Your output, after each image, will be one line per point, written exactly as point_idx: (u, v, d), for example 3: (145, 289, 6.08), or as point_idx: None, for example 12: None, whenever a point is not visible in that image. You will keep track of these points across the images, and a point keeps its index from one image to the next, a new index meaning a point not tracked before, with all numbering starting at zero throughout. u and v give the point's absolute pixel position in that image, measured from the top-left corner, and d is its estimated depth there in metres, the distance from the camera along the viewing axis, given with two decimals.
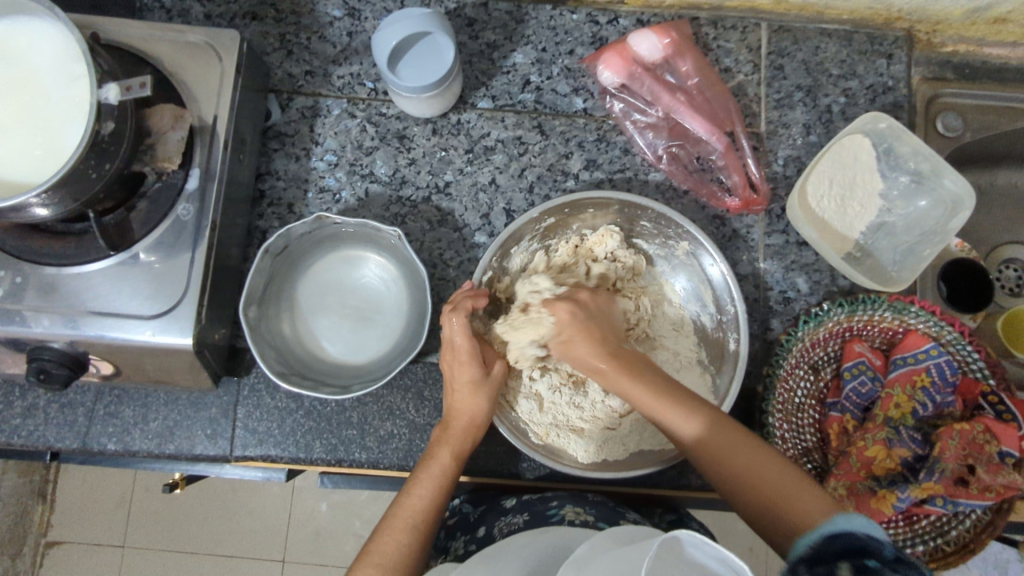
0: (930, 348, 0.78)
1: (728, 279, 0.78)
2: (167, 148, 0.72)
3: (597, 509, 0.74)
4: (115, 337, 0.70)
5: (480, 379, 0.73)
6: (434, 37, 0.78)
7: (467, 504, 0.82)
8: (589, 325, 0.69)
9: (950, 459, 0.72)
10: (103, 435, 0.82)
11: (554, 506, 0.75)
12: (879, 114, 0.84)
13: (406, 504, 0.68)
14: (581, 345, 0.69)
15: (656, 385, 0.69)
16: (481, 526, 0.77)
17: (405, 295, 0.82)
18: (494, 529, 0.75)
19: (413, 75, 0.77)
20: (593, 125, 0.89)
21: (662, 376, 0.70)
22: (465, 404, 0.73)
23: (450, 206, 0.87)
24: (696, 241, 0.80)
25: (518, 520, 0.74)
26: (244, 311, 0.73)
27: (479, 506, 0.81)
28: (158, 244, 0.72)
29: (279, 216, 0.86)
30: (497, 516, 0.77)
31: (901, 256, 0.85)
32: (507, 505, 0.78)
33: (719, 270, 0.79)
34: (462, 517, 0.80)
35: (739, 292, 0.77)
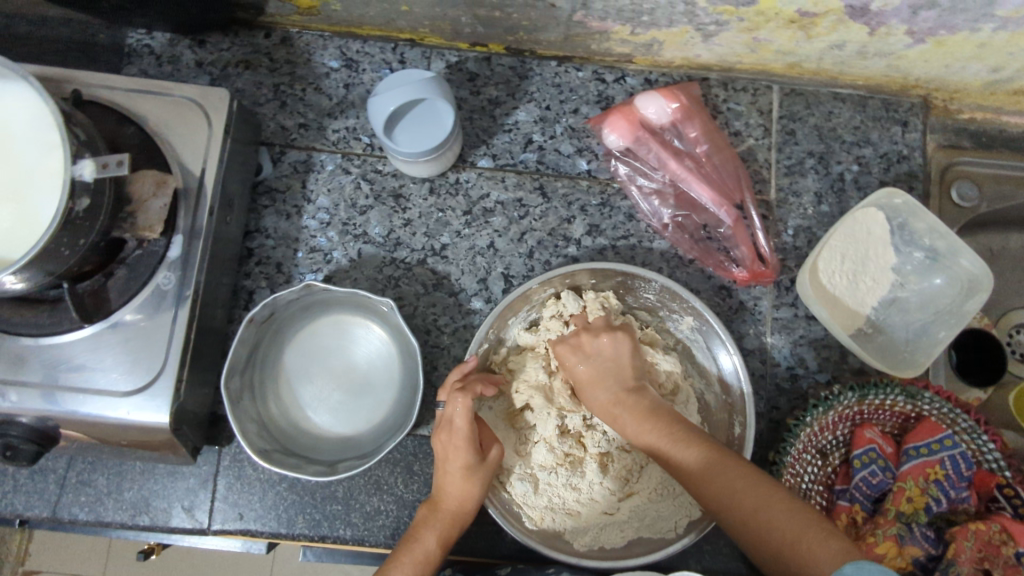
0: (944, 439, 0.74)
1: (738, 367, 0.74)
2: (148, 216, 0.68)
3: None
4: (87, 413, 0.66)
5: (474, 464, 0.69)
6: (433, 103, 0.74)
7: (457, 574, 0.76)
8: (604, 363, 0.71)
9: (966, 562, 0.68)
10: (74, 505, 0.78)
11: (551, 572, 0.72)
12: (893, 189, 0.80)
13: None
14: (594, 386, 0.71)
15: (663, 424, 0.67)
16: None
17: (397, 365, 0.79)
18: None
19: (410, 141, 0.74)
20: (597, 189, 0.85)
21: (675, 421, 0.67)
22: (455, 489, 0.70)
23: (446, 269, 0.83)
24: (705, 321, 0.76)
25: None
26: (224, 384, 0.69)
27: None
28: (136, 314, 0.68)
29: (267, 276, 0.83)
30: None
31: (914, 335, 0.81)
32: (500, 573, 0.74)
33: (730, 358, 0.75)
34: None
35: (748, 379, 0.73)
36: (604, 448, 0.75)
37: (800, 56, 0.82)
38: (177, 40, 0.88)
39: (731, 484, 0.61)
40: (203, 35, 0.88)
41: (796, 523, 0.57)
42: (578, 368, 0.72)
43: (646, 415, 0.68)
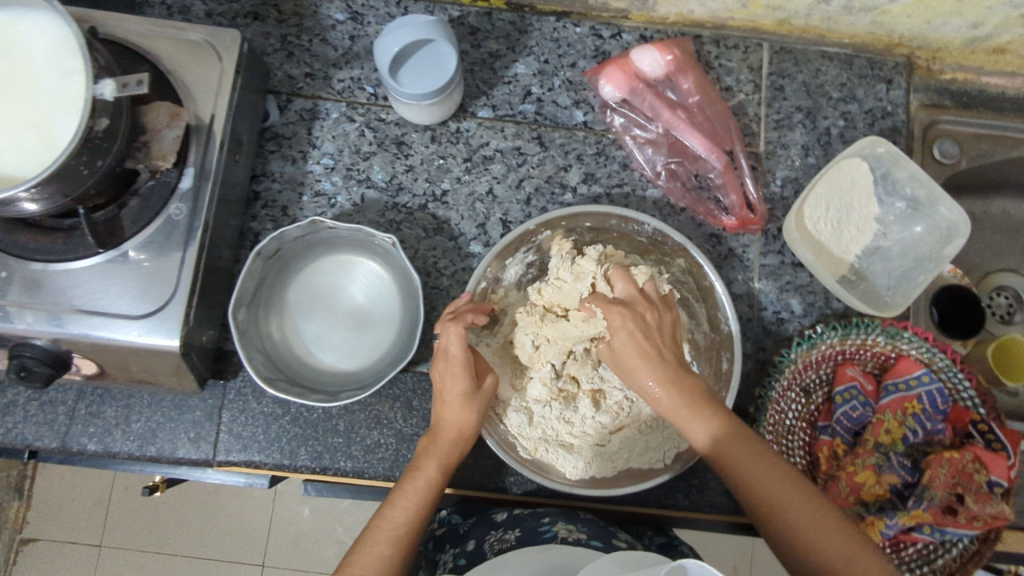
0: (921, 375, 0.78)
1: (724, 300, 0.78)
2: (162, 146, 0.70)
3: (589, 526, 0.75)
4: (100, 336, 0.69)
5: (471, 391, 0.72)
6: (436, 46, 0.77)
7: (455, 516, 0.81)
8: (645, 336, 0.69)
9: (939, 487, 0.72)
10: (83, 435, 0.80)
11: (546, 522, 0.75)
12: (877, 138, 0.84)
13: (389, 517, 0.66)
14: (632, 354, 0.69)
15: (689, 396, 0.67)
16: (471, 539, 0.75)
17: (397, 305, 0.82)
18: (485, 542, 0.74)
19: (413, 82, 0.76)
20: (592, 139, 0.88)
21: (696, 389, 0.68)
22: (454, 416, 0.72)
23: (446, 214, 0.86)
24: (694, 261, 0.80)
25: (509, 536, 0.73)
26: (232, 315, 0.72)
27: (467, 518, 0.80)
28: (148, 243, 0.71)
29: (273, 218, 0.85)
30: (488, 529, 0.76)
31: (895, 281, 0.85)
32: (497, 518, 0.78)
33: (716, 291, 0.79)
34: (451, 529, 0.79)
35: (734, 313, 0.78)
36: (596, 383, 0.78)
37: (788, 11, 0.86)
38: None
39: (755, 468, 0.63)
40: None
41: (813, 514, 0.60)
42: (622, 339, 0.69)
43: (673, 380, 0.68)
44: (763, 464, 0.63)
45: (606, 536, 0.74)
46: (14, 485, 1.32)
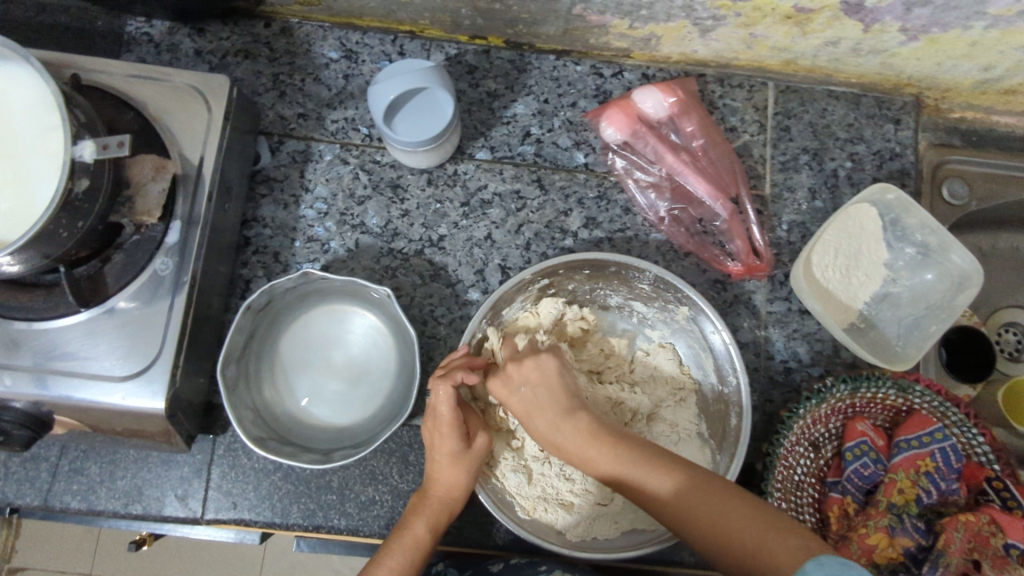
0: (935, 432, 0.75)
1: (732, 350, 0.75)
2: (146, 201, 0.68)
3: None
4: (82, 398, 0.66)
5: (461, 450, 0.70)
6: (432, 92, 0.74)
7: (450, 569, 0.76)
8: (553, 390, 0.68)
9: (955, 553, 0.69)
10: (66, 493, 0.77)
11: (542, 570, 0.72)
12: (886, 184, 0.81)
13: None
14: (540, 413, 0.67)
15: (608, 439, 0.65)
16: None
17: (391, 357, 0.79)
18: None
19: (410, 128, 0.74)
20: (594, 181, 0.86)
21: (615, 439, 0.65)
22: (446, 478, 0.70)
23: (443, 260, 0.84)
24: (699, 309, 0.76)
25: None
26: (221, 372, 0.69)
27: (465, 570, 0.75)
28: (133, 300, 0.68)
29: (264, 264, 0.83)
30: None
31: (906, 330, 0.82)
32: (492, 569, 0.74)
33: (723, 339, 0.76)
34: None
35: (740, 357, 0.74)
36: None
37: (795, 52, 0.83)
38: (176, 29, 0.87)
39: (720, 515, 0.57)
40: (203, 24, 0.88)
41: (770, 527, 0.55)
42: (518, 403, 0.68)
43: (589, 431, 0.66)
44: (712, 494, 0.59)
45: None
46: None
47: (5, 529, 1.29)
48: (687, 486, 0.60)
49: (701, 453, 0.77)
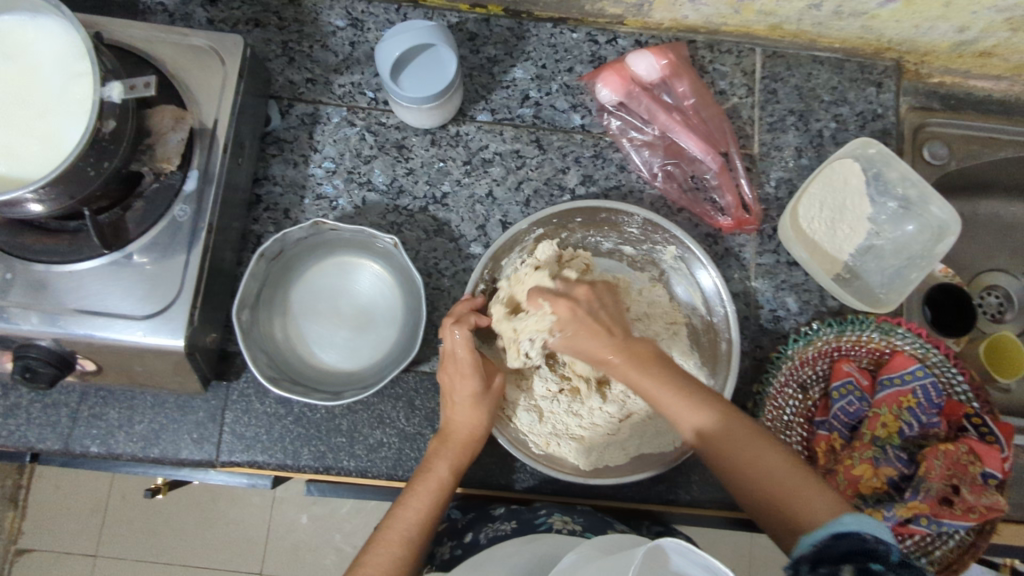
0: (915, 369, 0.79)
1: (720, 286, 0.80)
2: (166, 148, 0.72)
3: (584, 518, 0.76)
4: (104, 337, 0.69)
5: (481, 392, 0.74)
6: (435, 51, 0.78)
7: (455, 510, 0.81)
8: (590, 318, 0.68)
9: (935, 479, 0.73)
10: (86, 437, 0.80)
11: (542, 514, 0.76)
12: (868, 139, 0.86)
13: (400, 519, 0.67)
14: (588, 340, 0.68)
15: (644, 358, 0.68)
16: (469, 531, 0.77)
17: (398, 305, 0.83)
18: (482, 535, 0.75)
19: (414, 86, 0.78)
20: (590, 142, 0.90)
21: (677, 377, 0.68)
22: (462, 419, 0.73)
23: (447, 216, 0.87)
24: (687, 249, 0.82)
25: (506, 527, 0.75)
26: (236, 315, 0.73)
27: (467, 512, 0.80)
28: (153, 245, 0.72)
29: (275, 221, 0.86)
30: (485, 522, 0.77)
31: (889, 278, 0.86)
32: (496, 512, 0.79)
33: (712, 278, 0.81)
34: (450, 523, 0.79)
35: (727, 291, 0.80)
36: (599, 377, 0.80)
37: (781, 16, 0.87)
38: None
39: (762, 459, 0.63)
40: None
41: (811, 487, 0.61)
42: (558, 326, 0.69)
43: (647, 362, 0.68)
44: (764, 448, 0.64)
45: (601, 528, 0.75)
46: (9, 497, 1.31)
47: (14, 501, 1.31)
48: (730, 427, 0.65)
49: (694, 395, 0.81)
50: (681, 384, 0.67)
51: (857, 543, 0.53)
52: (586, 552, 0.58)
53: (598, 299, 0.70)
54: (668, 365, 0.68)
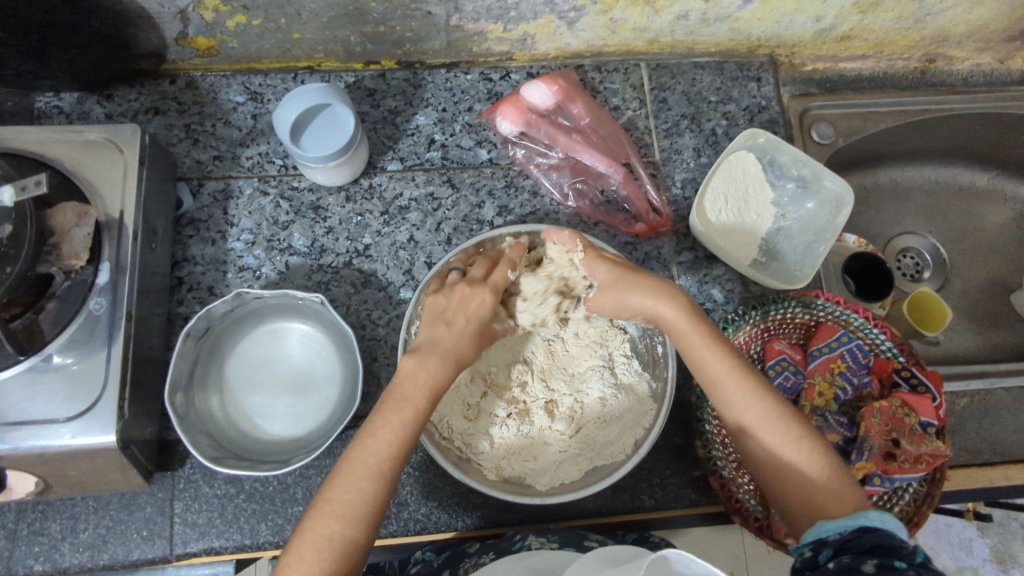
0: (841, 336, 0.83)
1: None
2: (73, 245, 0.72)
3: (561, 535, 0.76)
4: (31, 446, 0.67)
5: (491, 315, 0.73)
6: (332, 110, 0.81)
7: (428, 552, 0.78)
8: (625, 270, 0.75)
9: (875, 437, 0.76)
10: (28, 556, 0.77)
11: (518, 541, 0.75)
12: (755, 130, 0.91)
13: (322, 523, 0.59)
14: (626, 292, 0.73)
15: (690, 321, 0.70)
16: (444, 570, 0.74)
17: (337, 363, 0.82)
18: (460, 569, 0.72)
19: (316, 146, 0.80)
20: (500, 173, 0.93)
21: (721, 347, 0.69)
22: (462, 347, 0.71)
23: (372, 267, 0.88)
24: None
25: (486, 559, 0.73)
26: (168, 400, 0.72)
27: (442, 552, 0.78)
28: (71, 344, 0.70)
29: (200, 300, 0.86)
30: (463, 558, 0.75)
31: (802, 255, 0.91)
32: (469, 548, 0.77)
33: None
34: (425, 564, 0.76)
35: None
36: (545, 396, 0.81)
37: (655, 31, 0.94)
38: (83, 97, 0.91)
39: (780, 439, 0.66)
40: (109, 89, 0.92)
41: (816, 469, 0.65)
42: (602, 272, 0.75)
43: (697, 327, 0.70)
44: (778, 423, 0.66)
45: (578, 539, 0.75)
46: None
47: None
48: (753, 400, 0.66)
49: (640, 400, 0.82)
50: (725, 350, 0.69)
51: (883, 539, 0.56)
52: (587, 563, 0.59)
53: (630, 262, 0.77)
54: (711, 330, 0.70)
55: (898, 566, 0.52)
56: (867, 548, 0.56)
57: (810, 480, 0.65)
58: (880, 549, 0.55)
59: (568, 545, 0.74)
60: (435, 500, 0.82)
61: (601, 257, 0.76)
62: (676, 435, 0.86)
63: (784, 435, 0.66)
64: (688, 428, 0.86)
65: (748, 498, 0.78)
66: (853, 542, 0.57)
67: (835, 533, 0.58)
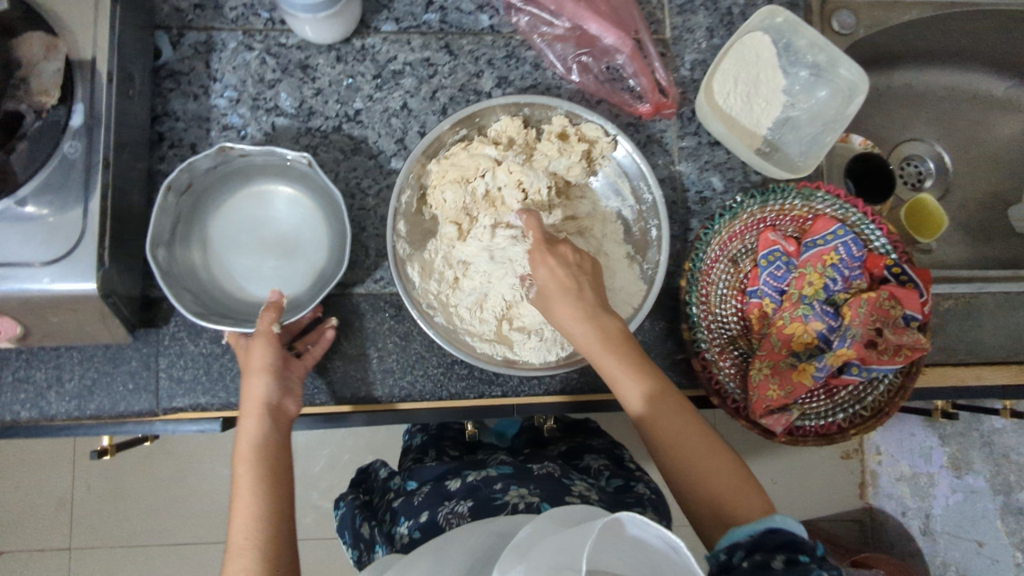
0: (837, 229, 0.81)
1: (637, 158, 0.81)
2: (42, 80, 0.68)
3: (541, 488, 0.80)
4: (10, 288, 0.66)
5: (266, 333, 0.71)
6: None
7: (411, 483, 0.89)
8: (566, 274, 0.70)
9: (859, 326, 0.76)
10: (14, 403, 0.77)
11: (499, 488, 0.80)
12: (775, 8, 0.86)
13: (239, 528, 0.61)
14: (557, 297, 0.70)
15: (607, 335, 0.69)
16: (425, 510, 0.81)
17: (325, 230, 0.81)
18: (439, 515, 0.79)
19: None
20: (501, 42, 0.88)
21: (636, 357, 0.68)
22: (257, 355, 0.70)
23: (363, 133, 0.85)
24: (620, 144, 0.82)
25: (462, 506, 0.79)
26: (149, 254, 0.69)
27: (423, 488, 0.86)
28: (47, 187, 0.67)
29: (182, 158, 0.82)
30: (442, 501, 0.82)
31: (806, 147, 0.88)
32: (451, 489, 0.83)
33: (627, 151, 0.81)
34: (407, 503, 0.85)
35: (652, 171, 0.81)
36: None
37: None
38: None
39: (689, 456, 0.64)
40: None
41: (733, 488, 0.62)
42: (544, 275, 0.70)
43: (613, 338, 0.69)
44: (693, 439, 0.65)
45: (557, 495, 0.78)
46: None
47: None
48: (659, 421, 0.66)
49: (630, 280, 0.81)
50: (631, 362, 0.68)
51: (789, 538, 0.55)
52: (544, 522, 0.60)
53: (587, 263, 0.72)
54: (626, 340, 0.69)
55: (804, 561, 0.53)
56: (774, 547, 0.55)
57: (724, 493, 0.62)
58: (787, 547, 0.55)
59: (549, 498, 0.78)
60: (420, 370, 0.82)
61: (546, 261, 0.71)
62: (662, 320, 0.86)
63: (704, 457, 0.64)
64: (675, 314, 0.86)
65: (727, 380, 0.81)
66: (763, 542, 0.55)
67: (747, 536, 0.56)
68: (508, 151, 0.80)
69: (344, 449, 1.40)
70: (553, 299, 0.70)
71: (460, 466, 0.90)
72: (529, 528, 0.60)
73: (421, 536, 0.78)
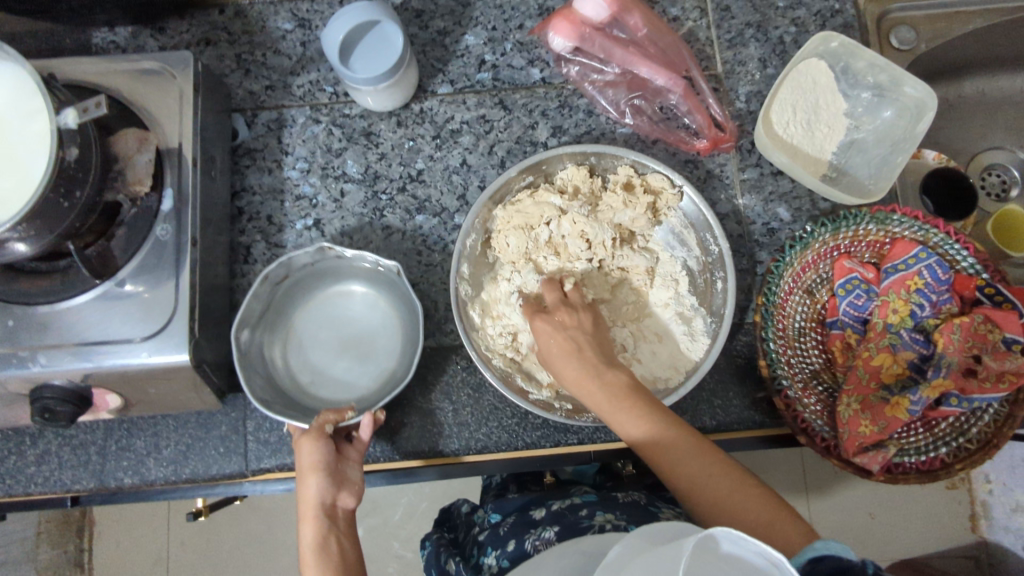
0: (918, 252, 0.77)
1: (696, 201, 0.81)
2: (136, 171, 0.73)
3: (628, 513, 0.78)
4: (112, 364, 0.70)
5: (315, 434, 0.70)
6: (389, 39, 0.78)
7: (495, 515, 0.88)
8: (568, 337, 0.71)
9: (954, 353, 0.72)
10: (118, 469, 0.82)
11: (585, 514, 0.78)
12: (829, 33, 0.85)
13: None
14: (561, 357, 0.70)
15: (596, 366, 0.69)
16: (512, 539, 0.79)
17: (397, 336, 0.83)
18: (526, 542, 0.77)
19: (357, 61, 0.78)
20: (553, 93, 0.90)
21: (625, 382, 0.69)
22: (305, 454, 0.69)
23: (426, 192, 0.88)
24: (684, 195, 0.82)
25: (549, 532, 0.77)
26: (234, 336, 0.73)
27: (508, 518, 0.85)
28: (141, 266, 0.73)
29: (261, 229, 0.87)
30: (528, 529, 0.80)
31: (877, 168, 0.85)
32: (536, 517, 0.81)
33: (687, 195, 0.82)
34: (492, 533, 0.83)
35: (718, 221, 0.80)
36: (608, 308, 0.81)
37: None
38: (137, 31, 0.92)
39: (713, 488, 0.63)
40: (161, 21, 0.92)
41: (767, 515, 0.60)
42: (543, 338, 0.72)
43: (601, 368, 0.69)
44: (720, 475, 0.63)
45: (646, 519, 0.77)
46: (75, 561, 1.40)
47: (80, 565, 1.40)
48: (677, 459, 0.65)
49: (694, 333, 0.80)
50: (627, 394, 0.68)
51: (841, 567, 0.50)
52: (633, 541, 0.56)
53: (585, 321, 0.74)
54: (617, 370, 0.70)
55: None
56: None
57: (755, 525, 0.59)
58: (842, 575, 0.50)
59: (636, 521, 0.77)
60: (495, 422, 0.82)
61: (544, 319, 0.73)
62: (739, 356, 0.84)
63: (737, 493, 0.62)
64: (752, 351, 0.84)
65: (814, 419, 0.77)
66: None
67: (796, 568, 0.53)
68: (573, 200, 0.81)
69: (422, 498, 1.41)
70: (558, 361, 0.71)
71: (545, 494, 0.88)
72: (619, 545, 0.57)
73: (511, 566, 0.76)
